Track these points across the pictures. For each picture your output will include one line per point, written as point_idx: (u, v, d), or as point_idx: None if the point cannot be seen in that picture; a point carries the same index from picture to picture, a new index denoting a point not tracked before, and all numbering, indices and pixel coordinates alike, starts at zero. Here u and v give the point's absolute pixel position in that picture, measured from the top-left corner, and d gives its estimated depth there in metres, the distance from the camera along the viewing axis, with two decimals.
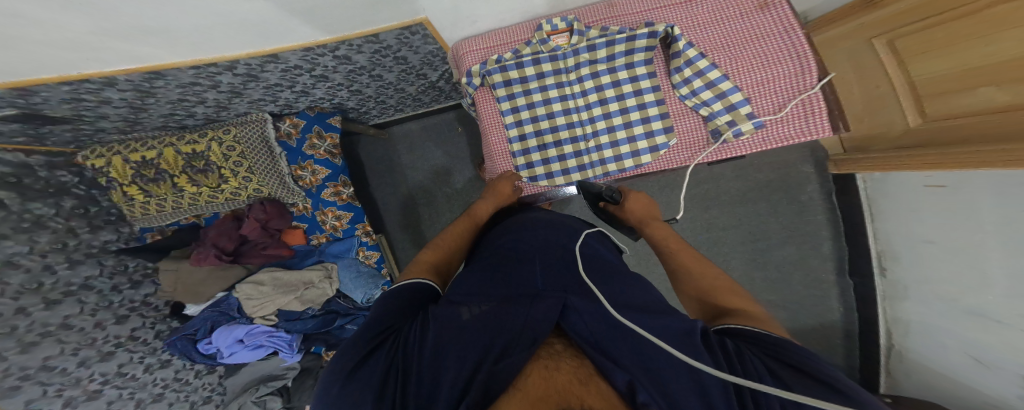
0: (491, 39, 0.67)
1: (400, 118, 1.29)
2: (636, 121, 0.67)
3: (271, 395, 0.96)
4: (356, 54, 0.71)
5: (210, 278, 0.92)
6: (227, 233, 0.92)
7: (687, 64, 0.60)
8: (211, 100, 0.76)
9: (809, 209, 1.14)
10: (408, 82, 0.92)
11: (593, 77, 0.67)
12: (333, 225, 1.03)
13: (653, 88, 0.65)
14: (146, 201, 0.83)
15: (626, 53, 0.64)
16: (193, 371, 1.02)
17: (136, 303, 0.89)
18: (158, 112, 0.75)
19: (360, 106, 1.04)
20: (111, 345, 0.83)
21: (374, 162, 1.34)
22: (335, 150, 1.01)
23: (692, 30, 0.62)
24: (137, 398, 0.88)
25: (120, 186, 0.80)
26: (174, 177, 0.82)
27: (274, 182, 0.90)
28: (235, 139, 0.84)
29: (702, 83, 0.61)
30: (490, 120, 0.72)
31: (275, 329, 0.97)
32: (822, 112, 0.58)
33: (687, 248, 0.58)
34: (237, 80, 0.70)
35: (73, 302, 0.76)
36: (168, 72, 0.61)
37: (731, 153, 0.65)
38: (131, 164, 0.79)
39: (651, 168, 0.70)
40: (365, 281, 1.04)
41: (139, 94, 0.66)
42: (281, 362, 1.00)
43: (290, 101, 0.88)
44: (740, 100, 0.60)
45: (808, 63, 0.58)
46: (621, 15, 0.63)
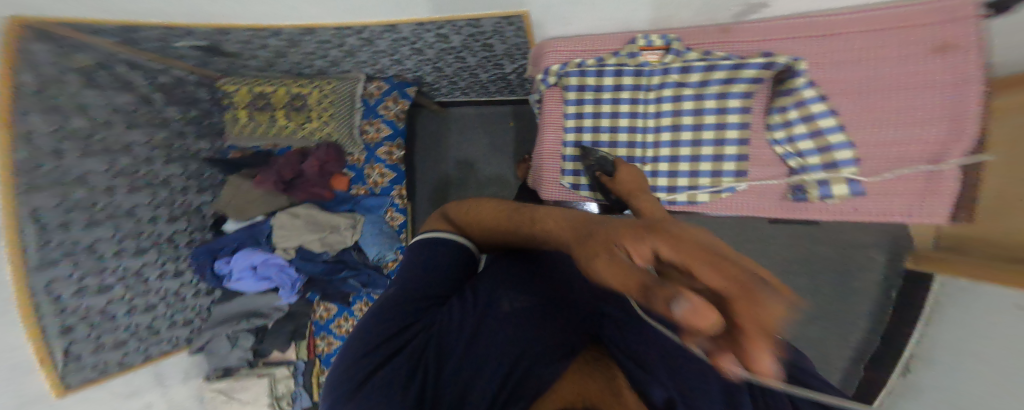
0: (581, 43, 0.66)
1: (462, 101, 1.31)
2: (706, 156, 0.62)
3: (245, 333, 1.01)
4: (455, 35, 0.73)
5: (257, 200, 0.98)
6: (290, 165, 1.00)
7: (796, 104, 0.55)
8: (331, 56, 0.86)
9: (865, 298, 1.02)
10: (484, 69, 0.94)
11: (673, 100, 0.63)
12: (375, 181, 1.08)
13: (740, 124, 0.60)
14: (246, 124, 1.01)
15: (725, 81, 0.59)
16: (196, 288, 1.00)
17: (192, 208, 0.98)
18: (291, 59, 0.88)
19: (436, 83, 1.08)
20: (151, 241, 0.88)
21: (426, 135, 1.38)
22: (402, 115, 1.07)
23: (821, 68, 0.54)
24: (137, 303, 0.87)
25: (235, 109, 1.01)
26: (274, 111, 1.00)
27: (345, 132, 1.02)
28: (333, 90, 0.98)
29: (806, 130, 0.55)
30: (551, 121, 0.73)
31: (286, 264, 0.98)
32: (950, 193, 0.51)
33: (666, 219, 0.53)
34: (356, 43, 0.77)
35: (147, 193, 0.87)
36: (316, 30, 0.69)
37: (803, 214, 0.60)
38: (250, 94, 0.99)
39: (704, 208, 0.65)
40: (385, 240, 1.05)
41: (283, 42, 0.77)
42: (276, 300, 1.01)
43: (383, 67, 0.95)
44: (845, 160, 0.55)
45: (965, 131, 0.48)
46: (732, 42, 0.58)
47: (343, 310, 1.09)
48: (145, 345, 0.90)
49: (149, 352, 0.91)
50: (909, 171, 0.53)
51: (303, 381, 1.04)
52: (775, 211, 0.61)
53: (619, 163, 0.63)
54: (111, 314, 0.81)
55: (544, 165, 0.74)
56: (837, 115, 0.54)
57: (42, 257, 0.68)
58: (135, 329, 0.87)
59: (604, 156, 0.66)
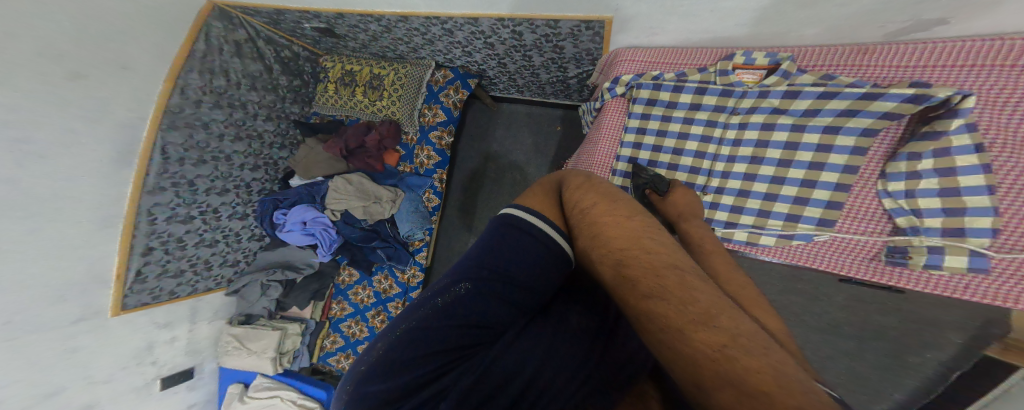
0: (662, 55, 0.63)
1: (515, 99, 1.31)
2: (786, 196, 0.56)
3: (274, 283, 1.13)
4: (529, 33, 0.74)
5: (324, 161, 1.08)
6: (356, 136, 1.10)
7: (937, 151, 0.43)
8: (415, 42, 0.95)
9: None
10: (547, 70, 0.93)
11: (763, 128, 0.56)
12: (421, 161, 1.15)
13: (845, 166, 0.51)
14: (331, 95, 1.18)
15: (843, 114, 0.49)
16: (251, 232, 1.15)
17: (271, 160, 1.16)
18: (383, 43, 0.99)
19: (495, 78, 1.10)
20: (225, 183, 1.05)
21: (473, 126, 1.38)
22: (459, 104, 1.13)
23: (988, 111, 0.41)
24: (204, 237, 1.03)
25: (327, 81, 1.19)
26: (355, 86, 1.13)
27: (406, 111, 1.08)
28: (405, 74, 1.06)
29: (937, 184, 0.44)
30: (609, 132, 0.70)
31: (331, 225, 1.07)
32: None
33: (721, 254, 0.47)
34: (440, 32, 0.84)
35: (244, 143, 1.08)
36: (411, 18, 0.78)
37: (893, 279, 0.51)
38: (341, 71, 1.16)
39: (762, 251, 0.59)
40: (417, 219, 1.10)
41: (381, 28, 0.88)
42: (313, 257, 1.13)
43: (455, 57, 1.00)
44: (980, 229, 0.43)
45: None
46: (867, 66, 0.48)
47: (363, 279, 1.22)
48: (197, 280, 1.05)
49: (200, 284, 1.07)
50: None
51: (308, 340, 1.17)
52: (857, 271, 0.53)
53: (676, 189, 0.57)
54: (183, 241, 0.99)
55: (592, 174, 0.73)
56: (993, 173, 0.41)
57: (155, 184, 0.90)
58: (197, 261, 1.04)
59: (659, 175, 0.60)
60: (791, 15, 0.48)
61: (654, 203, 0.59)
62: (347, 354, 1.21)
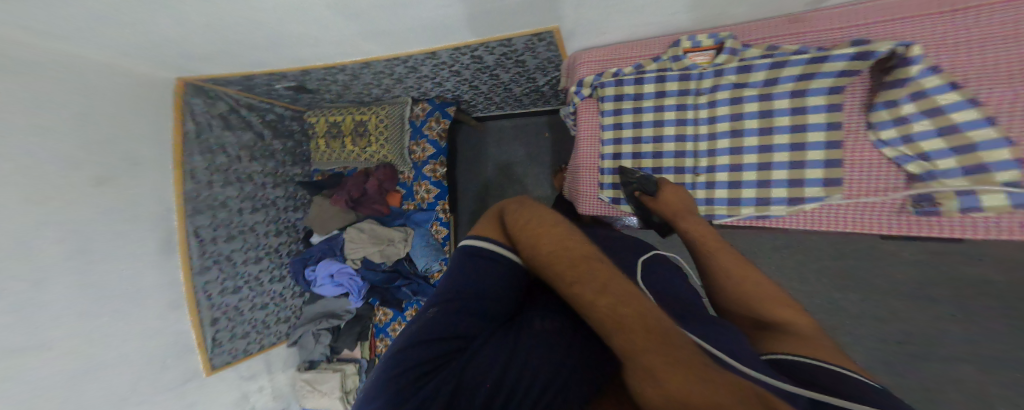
0: (616, 50, 0.62)
1: (496, 116, 1.35)
2: (779, 163, 0.52)
3: (324, 331, 1.23)
4: (488, 55, 0.76)
5: (335, 216, 1.16)
6: (357, 185, 1.20)
7: (913, 95, 0.42)
8: (383, 83, 1.01)
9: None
10: (517, 83, 0.96)
11: (732, 102, 0.54)
12: (422, 196, 1.23)
13: (827, 124, 0.48)
14: (322, 149, 1.25)
15: (801, 77, 0.48)
16: (291, 291, 1.27)
17: (288, 224, 1.28)
18: (354, 90, 1.07)
19: (472, 100, 1.16)
20: (262, 252, 1.19)
21: (465, 151, 1.43)
22: (444, 134, 1.19)
23: (944, 54, 0.42)
24: (255, 302, 1.16)
25: (317, 138, 1.25)
26: (344, 137, 1.21)
27: (397, 152, 1.16)
28: (385, 116, 1.15)
29: (932, 125, 0.41)
30: (587, 132, 0.69)
31: (355, 274, 1.16)
32: None
33: (727, 249, 0.48)
34: (403, 71, 0.89)
35: (261, 212, 1.20)
36: (373, 63, 0.82)
37: (931, 231, 0.45)
38: (326, 125, 1.23)
39: (778, 223, 0.55)
40: (432, 252, 1.16)
41: (348, 77, 0.94)
42: (348, 304, 1.23)
43: (427, 90, 1.08)
44: (1003, 163, 0.39)
45: None
46: (805, 32, 0.49)
47: (397, 316, 1.25)
48: (261, 336, 1.18)
49: (265, 341, 1.20)
50: None
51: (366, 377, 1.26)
52: (889, 227, 0.48)
53: (665, 188, 0.56)
54: (240, 307, 1.11)
55: (581, 179, 0.72)
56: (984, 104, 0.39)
57: (201, 264, 1.02)
58: (257, 322, 1.17)
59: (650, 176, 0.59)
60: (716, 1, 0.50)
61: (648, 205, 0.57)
62: None
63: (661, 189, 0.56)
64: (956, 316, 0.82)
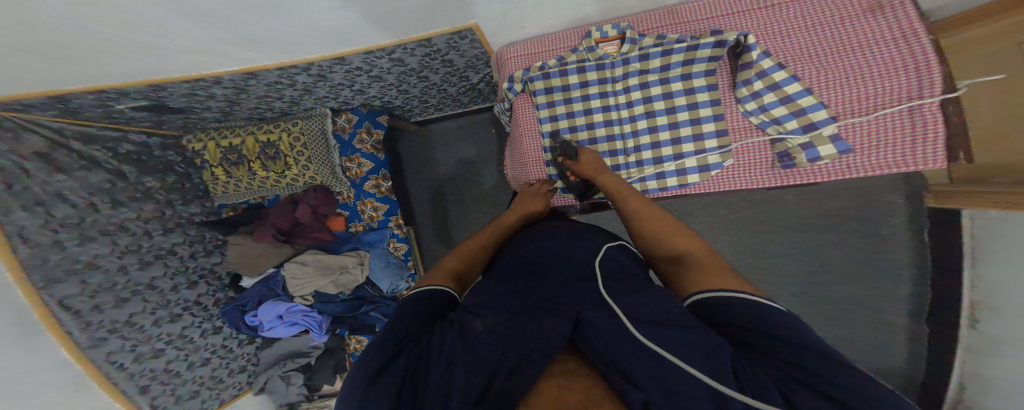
0: (537, 44, 0.66)
1: (439, 117, 1.43)
2: (686, 137, 0.63)
3: (294, 371, 1.17)
4: (410, 57, 0.77)
5: (265, 255, 1.11)
6: (284, 217, 1.15)
7: (760, 75, 0.54)
8: (287, 96, 0.95)
9: (894, 246, 1.10)
10: (452, 84, 1.00)
11: (642, 88, 0.63)
12: (370, 215, 1.24)
13: (711, 101, 0.60)
14: (225, 181, 1.13)
15: (684, 63, 0.60)
16: (237, 339, 1.17)
17: (205, 270, 1.11)
18: (247, 105, 0.98)
19: (404, 105, 1.19)
20: (179, 308, 1.03)
21: (411, 155, 1.51)
22: (377, 145, 1.23)
23: (773, 40, 0.55)
24: (190, 359, 1.05)
25: (210, 167, 1.12)
26: (249, 162, 1.11)
27: (326, 172, 1.12)
28: (301, 131, 1.09)
29: (776, 98, 0.55)
30: (528, 128, 0.72)
31: (309, 309, 1.14)
32: (936, 139, 0.50)
33: (631, 191, 0.58)
34: (310, 79, 0.85)
35: (160, 265, 1.00)
36: (261, 73, 0.77)
37: (803, 178, 0.59)
38: (220, 149, 1.11)
39: (697, 189, 0.66)
40: (393, 271, 1.24)
41: (232, 90, 0.85)
42: (311, 340, 1.18)
43: (348, 99, 1.06)
44: (823, 119, 0.54)
45: (929, 74, 0.48)
46: (681, 23, 0.58)
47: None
48: (218, 392, 1.10)
49: (224, 396, 1.12)
50: (882, 117, 0.52)
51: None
52: (772, 180, 0.61)
53: (584, 151, 0.64)
54: (172, 371, 1.00)
55: (529, 172, 0.77)
56: (805, 77, 0.54)
57: (91, 338, 0.84)
58: (201, 381, 1.06)
59: (568, 140, 0.68)
60: None
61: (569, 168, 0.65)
62: None
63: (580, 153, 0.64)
64: (801, 230, 1.17)
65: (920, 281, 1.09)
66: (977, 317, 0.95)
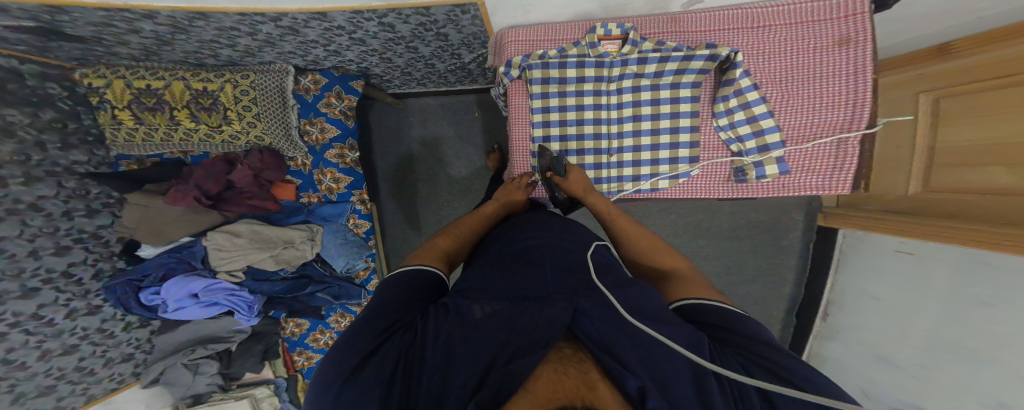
0: (541, 32, 0.66)
1: (419, 92, 1.37)
2: (665, 144, 0.69)
3: (206, 359, 1.08)
4: (402, 24, 0.72)
5: (179, 220, 0.95)
6: (213, 178, 0.99)
7: (736, 92, 0.62)
8: (242, 44, 0.83)
9: (786, 252, 1.32)
10: (441, 59, 0.97)
11: (633, 90, 0.68)
12: (328, 187, 1.18)
13: (691, 113, 0.67)
14: (134, 128, 0.92)
15: (677, 71, 0.64)
16: (122, 323, 1.04)
17: (84, 234, 0.91)
18: (183, 47, 0.83)
19: (384, 74, 1.13)
20: (38, 281, 0.84)
21: (383, 127, 1.43)
22: (348, 111, 1.15)
23: (753, 62, 0.61)
24: (45, 348, 0.89)
25: (111, 109, 0.89)
26: (173, 110, 0.91)
27: (280, 133, 0.99)
28: (252, 85, 0.93)
29: (745, 116, 0.63)
30: (518, 115, 0.74)
31: (237, 288, 1.03)
32: (849, 170, 0.62)
33: (621, 213, 0.63)
34: (276, 31, 0.76)
35: (12, 222, 0.79)
36: (213, 14, 0.66)
37: (751, 192, 0.69)
38: (132, 90, 0.88)
39: (665, 193, 0.74)
40: (351, 251, 1.18)
41: (169, 27, 0.72)
42: (235, 324, 1.09)
43: (319, 58, 0.96)
44: (775, 142, 0.63)
45: (860, 112, 0.59)
46: (681, 32, 0.61)
47: (315, 324, 1.27)
48: (87, 386, 1.00)
49: (94, 391, 1.02)
50: (817, 144, 0.63)
51: (288, 396, 1.27)
52: (723, 193, 0.71)
53: (571, 169, 0.67)
54: (19, 362, 0.84)
55: (514, 162, 0.78)
56: (767, 101, 0.62)
57: None
58: (61, 373, 0.93)
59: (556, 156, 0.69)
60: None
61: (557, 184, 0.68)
62: None
63: (568, 170, 0.66)
64: (729, 240, 1.34)
65: (800, 283, 1.34)
66: (827, 311, 1.22)
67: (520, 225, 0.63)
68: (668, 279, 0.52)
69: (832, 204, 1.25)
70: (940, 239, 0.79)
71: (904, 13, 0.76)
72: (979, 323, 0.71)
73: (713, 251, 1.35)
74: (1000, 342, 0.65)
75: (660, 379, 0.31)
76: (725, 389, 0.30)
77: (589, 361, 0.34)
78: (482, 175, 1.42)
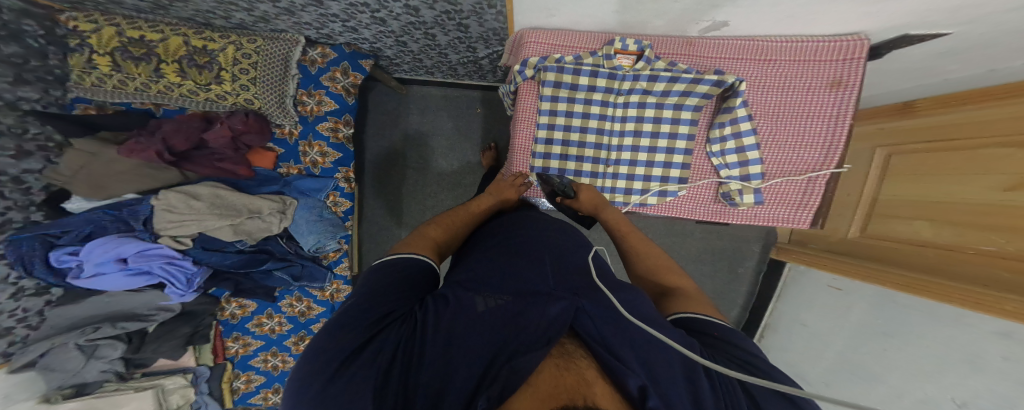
0: (559, 38, 0.69)
1: (424, 80, 1.36)
2: (659, 162, 0.74)
3: (110, 341, 0.96)
4: (426, 9, 0.73)
5: (130, 174, 0.86)
6: (184, 134, 0.91)
7: (732, 121, 0.67)
8: (260, 10, 0.80)
9: (740, 279, 1.41)
10: (455, 50, 0.98)
11: (638, 106, 0.73)
12: (313, 160, 1.13)
13: (687, 135, 0.72)
14: (111, 74, 0.85)
15: (683, 93, 0.69)
16: (13, 288, 0.86)
17: (4, 177, 0.79)
18: (196, 5, 0.79)
19: (394, 57, 1.12)
20: None
21: (381, 107, 1.40)
22: (351, 89, 1.11)
23: (753, 93, 0.67)
24: None
25: (92, 54, 0.84)
26: (161, 63, 0.86)
27: (273, 98, 0.95)
28: (256, 50, 0.89)
29: (735, 145, 0.69)
30: (524, 114, 0.75)
31: (178, 256, 0.94)
32: (810, 206, 0.70)
33: (634, 231, 0.66)
34: (301, 1, 0.74)
35: None
36: None
37: (728, 218, 0.76)
38: (122, 38, 0.83)
39: (651, 209, 0.79)
40: (324, 229, 1.11)
41: None
42: (161, 299, 0.98)
43: (333, 32, 0.94)
44: (756, 173, 0.70)
45: (832, 155, 0.67)
46: (694, 56, 0.66)
47: (263, 307, 1.18)
48: None
49: None
50: (793, 182, 0.70)
51: (207, 387, 1.14)
52: (704, 216, 0.77)
53: (582, 189, 0.72)
54: None
55: (514, 160, 0.79)
56: (757, 133, 0.68)
57: None
58: None
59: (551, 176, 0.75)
60: (648, 10, 0.57)
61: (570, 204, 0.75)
62: (272, 352, 1.22)
63: (579, 190, 0.72)
64: (694, 261, 1.41)
65: (746, 307, 1.42)
66: (763, 334, 1.34)
67: (511, 222, 0.64)
68: (669, 295, 0.52)
69: (784, 239, 1.36)
70: (858, 276, 0.93)
71: (875, 80, 0.86)
72: (877, 349, 0.84)
73: None
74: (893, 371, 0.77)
75: (655, 372, 0.33)
76: (714, 385, 0.32)
77: (592, 358, 0.34)
78: (472, 171, 1.41)
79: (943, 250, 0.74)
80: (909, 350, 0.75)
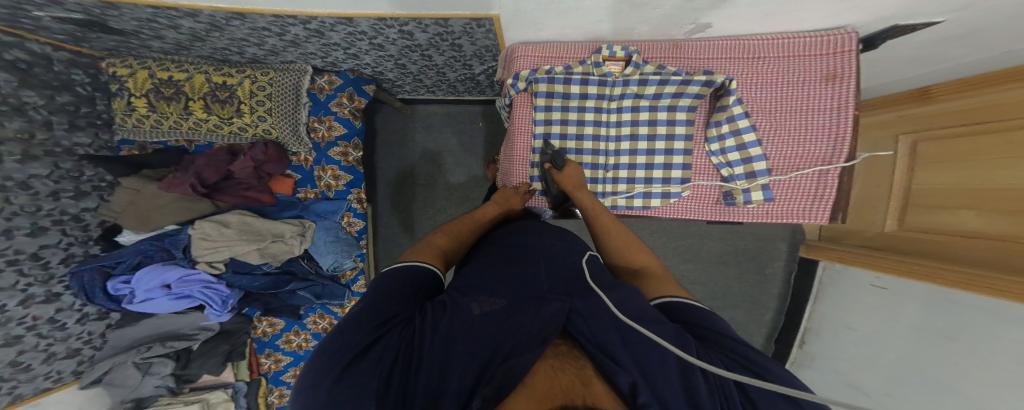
0: (548, 49, 0.69)
1: (427, 100, 1.40)
2: (659, 164, 0.72)
3: (161, 358, 1.01)
4: (420, 32, 0.75)
5: (170, 206, 0.94)
6: (214, 168, 0.97)
7: (727, 119, 0.66)
8: (269, 44, 0.86)
9: (770, 281, 1.34)
10: (452, 69, 1.01)
11: (632, 110, 0.71)
12: (327, 183, 1.18)
13: (685, 136, 0.70)
14: (147, 115, 0.93)
15: (675, 95, 0.68)
16: (78, 314, 0.95)
17: (67, 216, 0.88)
18: (213, 44, 0.86)
19: (395, 80, 1.16)
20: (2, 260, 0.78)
21: (389, 130, 1.45)
22: (356, 113, 1.16)
23: (744, 92, 0.65)
24: None
25: (129, 97, 0.91)
26: (187, 101, 0.92)
27: (287, 127, 1.00)
28: (269, 82, 0.95)
29: (735, 143, 0.67)
30: (520, 126, 0.76)
31: (214, 281, 1.00)
32: (828, 200, 0.65)
33: (605, 213, 0.65)
34: (303, 33, 0.78)
35: None
36: (250, 16, 0.69)
37: (737, 217, 0.73)
38: (154, 80, 0.91)
39: (654, 212, 0.76)
40: (338, 248, 1.14)
41: (204, 26, 0.75)
42: (202, 320, 1.04)
43: (336, 60, 0.99)
44: (761, 170, 0.67)
45: (841, 147, 0.62)
46: (682, 58, 0.65)
47: (291, 324, 1.22)
48: (15, 385, 0.85)
49: (22, 390, 0.87)
50: (803, 174, 0.66)
51: (246, 402, 1.16)
52: (709, 214, 0.74)
53: (568, 165, 0.70)
54: None
55: (514, 171, 0.79)
56: (756, 130, 0.66)
57: None
58: None
59: (558, 150, 0.71)
60: (634, 17, 0.57)
61: (552, 176, 0.70)
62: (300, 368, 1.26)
63: (566, 165, 0.69)
64: (715, 263, 1.35)
65: (780, 311, 1.35)
66: (804, 339, 1.25)
67: (512, 230, 0.63)
68: (640, 277, 0.54)
69: (813, 236, 1.28)
70: (913, 275, 0.83)
71: (886, 66, 0.81)
72: (940, 355, 0.75)
73: (701, 276, 1.36)
74: (961, 373, 0.69)
75: (651, 373, 0.32)
76: (711, 386, 0.31)
77: (587, 361, 0.33)
78: (480, 184, 1.43)
79: (992, 237, 0.67)
80: (976, 347, 0.67)
